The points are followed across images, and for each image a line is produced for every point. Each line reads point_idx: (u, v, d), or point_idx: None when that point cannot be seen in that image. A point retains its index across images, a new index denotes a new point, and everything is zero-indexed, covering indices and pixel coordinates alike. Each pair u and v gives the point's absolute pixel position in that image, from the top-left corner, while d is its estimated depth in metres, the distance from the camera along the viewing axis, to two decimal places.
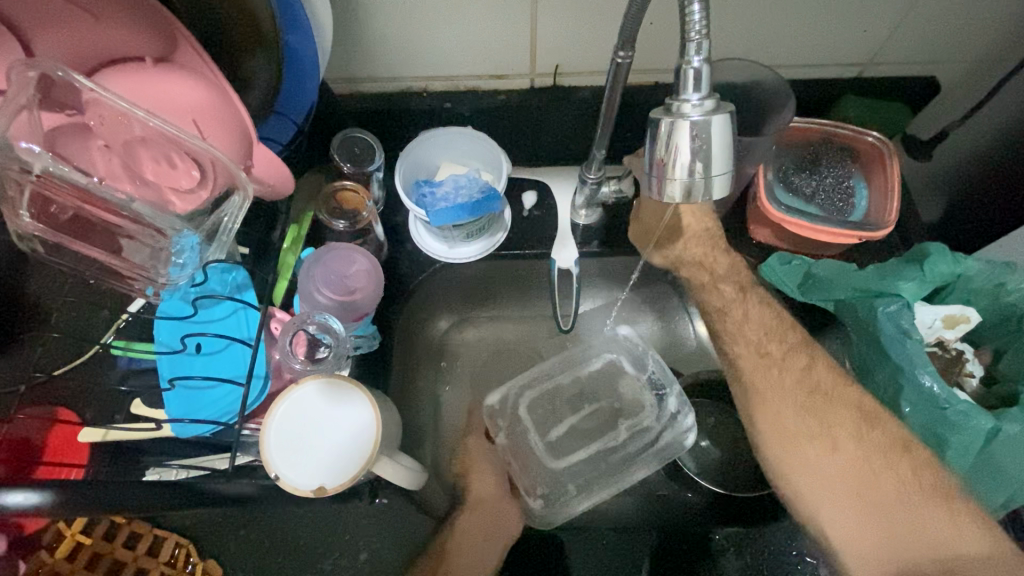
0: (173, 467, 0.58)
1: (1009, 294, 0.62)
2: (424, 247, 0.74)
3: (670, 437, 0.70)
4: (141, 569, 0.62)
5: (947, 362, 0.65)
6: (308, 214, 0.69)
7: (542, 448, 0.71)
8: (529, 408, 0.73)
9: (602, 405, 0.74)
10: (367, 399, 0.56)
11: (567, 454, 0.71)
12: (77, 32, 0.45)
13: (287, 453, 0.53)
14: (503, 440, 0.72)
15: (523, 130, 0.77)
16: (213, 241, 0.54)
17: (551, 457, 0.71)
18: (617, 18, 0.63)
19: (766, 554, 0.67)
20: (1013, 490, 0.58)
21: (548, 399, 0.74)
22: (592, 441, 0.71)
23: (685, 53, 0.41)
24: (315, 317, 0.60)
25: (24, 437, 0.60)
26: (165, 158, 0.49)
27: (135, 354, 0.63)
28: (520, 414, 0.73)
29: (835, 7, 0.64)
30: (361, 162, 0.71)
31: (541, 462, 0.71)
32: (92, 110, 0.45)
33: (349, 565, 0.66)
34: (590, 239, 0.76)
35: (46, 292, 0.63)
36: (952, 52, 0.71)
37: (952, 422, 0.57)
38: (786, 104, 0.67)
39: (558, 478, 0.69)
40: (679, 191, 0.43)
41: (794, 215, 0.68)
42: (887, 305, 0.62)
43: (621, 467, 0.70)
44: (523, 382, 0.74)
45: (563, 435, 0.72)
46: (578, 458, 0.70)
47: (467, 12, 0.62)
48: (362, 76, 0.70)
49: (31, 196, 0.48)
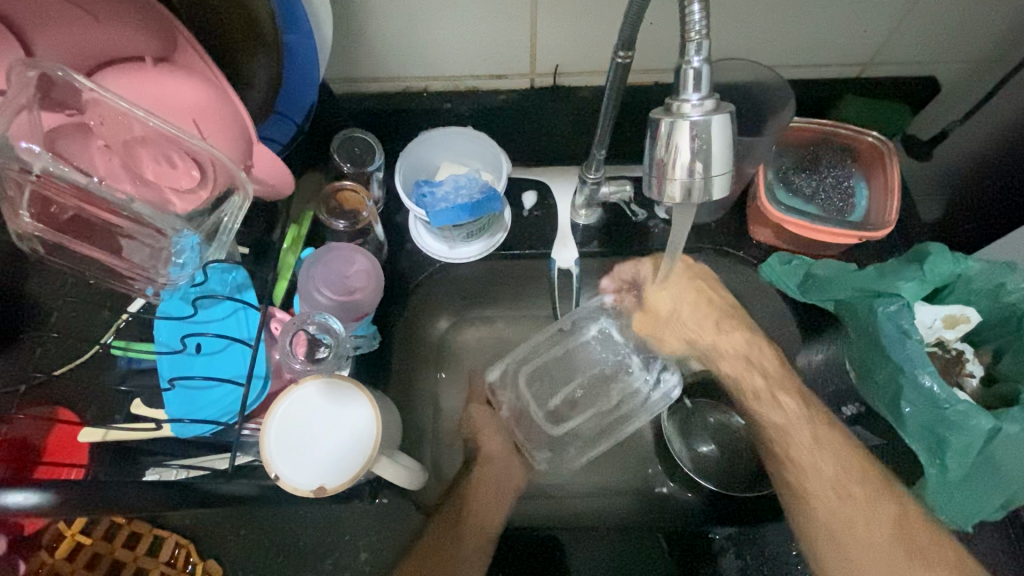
0: (173, 467, 0.58)
1: (1009, 294, 0.62)
2: (424, 247, 0.75)
3: (658, 396, 0.76)
4: (141, 569, 0.62)
5: (947, 361, 0.65)
6: (308, 214, 0.69)
7: (543, 415, 0.76)
8: (528, 378, 0.76)
9: (592, 377, 0.77)
10: (367, 399, 0.56)
11: (566, 419, 0.75)
12: (77, 32, 0.45)
13: (287, 453, 0.53)
14: (507, 411, 0.76)
15: (523, 130, 0.77)
16: (213, 241, 0.54)
17: (551, 424, 0.75)
18: (617, 18, 0.63)
19: (766, 555, 0.66)
20: (1012, 490, 0.58)
21: (545, 371, 0.76)
22: (588, 408, 0.75)
23: (685, 53, 0.41)
24: (315, 317, 0.60)
25: (23, 437, 0.60)
26: (165, 158, 0.49)
27: (136, 354, 0.63)
28: (518, 386, 0.76)
29: (835, 7, 0.64)
30: (361, 163, 0.71)
31: (542, 429, 0.76)
32: (93, 110, 0.46)
33: (349, 565, 0.65)
34: (590, 239, 0.76)
35: (46, 293, 0.63)
36: (952, 52, 0.71)
37: (951, 422, 0.56)
38: (785, 105, 0.67)
39: (561, 443, 0.75)
40: (679, 191, 0.43)
41: (794, 215, 0.68)
42: (887, 305, 0.61)
43: (617, 425, 0.75)
44: (521, 356, 0.76)
45: (562, 403, 0.76)
46: (577, 422, 0.75)
47: (467, 12, 0.62)
48: (362, 77, 0.70)
49: (32, 196, 0.48)
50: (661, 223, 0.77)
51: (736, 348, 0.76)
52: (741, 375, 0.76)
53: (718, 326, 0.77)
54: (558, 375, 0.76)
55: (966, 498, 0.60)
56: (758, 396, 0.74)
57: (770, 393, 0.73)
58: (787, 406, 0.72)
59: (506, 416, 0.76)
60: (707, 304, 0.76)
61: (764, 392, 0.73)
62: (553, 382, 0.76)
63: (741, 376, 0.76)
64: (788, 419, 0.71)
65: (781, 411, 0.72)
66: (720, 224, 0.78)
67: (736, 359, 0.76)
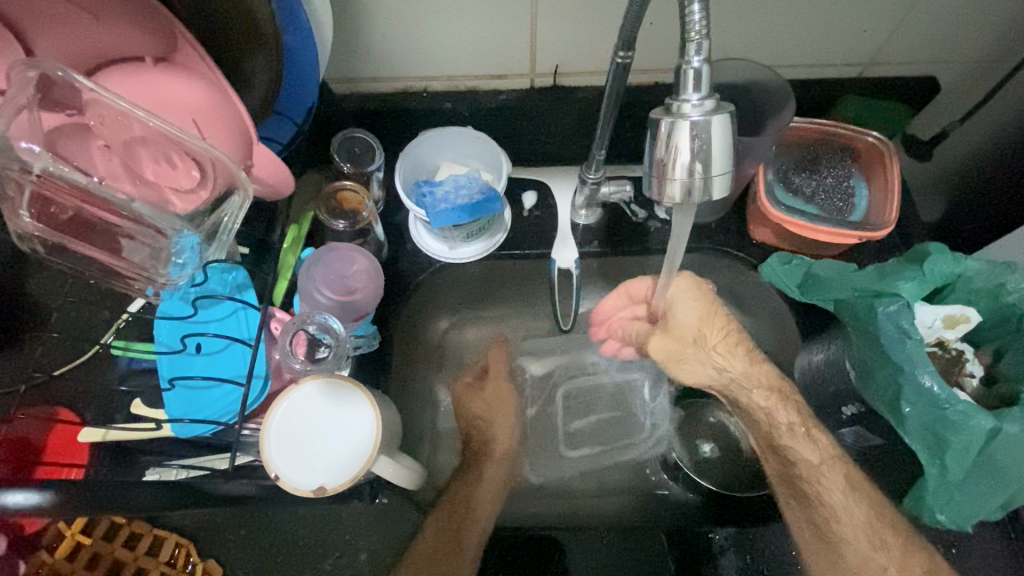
0: (173, 467, 0.58)
1: (1009, 294, 0.62)
2: (424, 248, 0.75)
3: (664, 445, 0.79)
4: (141, 569, 0.62)
5: (947, 362, 0.65)
6: (308, 214, 0.69)
7: (563, 434, 0.81)
8: (565, 396, 0.83)
9: (621, 403, 0.83)
10: (367, 399, 0.56)
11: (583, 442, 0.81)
12: (77, 32, 0.45)
13: (287, 453, 0.54)
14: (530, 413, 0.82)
15: (523, 130, 0.77)
16: (213, 241, 0.54)
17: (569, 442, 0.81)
18: (617, 18, 0.63)
19: (767, 554, 0.67)
20: (1011, 491, 0.58)
21: (580, 393, 0.83)
22: (604, 443, 0.81)
23: (684, 54, 0.41)
24: (315, 317, 0.60)
25: (23, 437, 0.59)
26: (165, 158, 0.49)
27: (135, 354, 0.63)
28: (555, 399, 0.83)
29: (835, 6, 0.64)
30: (361, 163, 0.71)
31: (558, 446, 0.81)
32: (92, 110, 0.46)
33: (349, 565, 0.66)
34: (591, 239, 0.77)
35: (47, 292, 0.64)
36: (953, 52, 0.71)
37: (951, 422, 0.56)
38: (786, 105, 0.67)
39: (563, 464, 0.80)
40: (679, 191, 0.43)
41: (794, 215, 0.69)
42: (888, 305, 0.61)
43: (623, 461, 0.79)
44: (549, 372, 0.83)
45: (583, 426, 0.82)
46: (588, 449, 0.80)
47: (467, 12, 0.62)
48: (362, 77, 0.70)
49: (31, 196, 0.47)
50: (662, 223, 0.77)
51: (770, 380, 0.74)
52: (773, 408, 0.74)
53: (750, 357, 0.76)
54: (586, 401, 0.83)
55: (967, 498, 0.60)
56: (792, 430, 0.71)
57: (806, 428, 0.71)
58: (820, 442, 0.70)
59: (534, 418, 0.82)
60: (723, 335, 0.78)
61: (799, 427, 0.71)
62: (580, 398, 0.83)
63: (773, 408, 0.74)
64: (821, 456, 0.70)
65: (814, 447, 0.70)
66: (721, 224, 0.78)
67: (769, 391, 0.74)
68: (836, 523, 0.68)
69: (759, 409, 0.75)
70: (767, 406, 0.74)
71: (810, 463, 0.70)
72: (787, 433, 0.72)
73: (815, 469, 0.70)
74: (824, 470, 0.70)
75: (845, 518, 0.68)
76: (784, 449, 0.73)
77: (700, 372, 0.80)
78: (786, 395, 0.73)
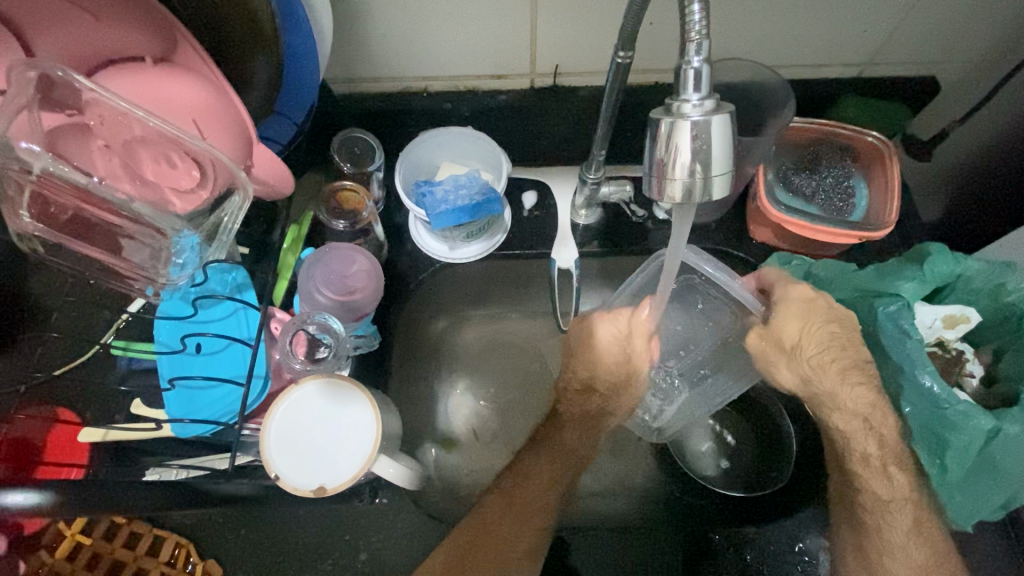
0: (172, 467, 0.57)
1: (1009, 294, 0.62)
2: (424, 248, 0.75)
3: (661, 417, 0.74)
4: (140, 569, 0.62)
5: (947, 362, 0.65)
6: (308, 214, 0.70)
7: (511, 425, 0.80)
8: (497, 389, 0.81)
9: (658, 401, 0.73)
10: (367, 400, 0.56)
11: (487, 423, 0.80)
12: (76, 32, 0.45)
13: (287, 454, 0.54)
14: (485, 424, 0.79)
15: (524, 131, 0.77)
16: (213, 242, 0.55)
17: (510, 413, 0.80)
18: (617, 18, 0.63)
19: (766, 554, 0.66)
20: (1012, 491, 0.57)
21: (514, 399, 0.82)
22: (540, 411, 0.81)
23: (684, 54, 0.41)
24: (315, 317, 0.60)
25: (24, 436, 0.60)
26: (164, 158, 0.49)
27: (135, 354, 0.63)
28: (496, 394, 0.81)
29: (835, 7, 0.64)
30: (361, 163, 0.72)
31: (484, 445, 0.78)
32: (92, 110, 0.46)
33: (349, 565, 0.66)
34: (591, 239, 0.77)
35: (47, 293, 0.63)
36: (951, 52, 0.71)
37: (951, 422, 0.56)
38: (785, 105, 0.68)
39: (497, 438, 0.79)
40: (679, 190, 0.43)
41: (794, 215, 0.69)
42: (887, 304, 0.62)
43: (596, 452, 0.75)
44: (496, 352, 0.83)
45: (493, 413, 0.80)
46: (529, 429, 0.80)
47: (468, 13, 0.62)
48: (363, 77, 0.70)
49: (31, 196, 0.47)
50: (662, 223, 0.77)
51: (859, 405, 0.60)
52: (855, 436, 0.62)
53: (843, 375, 0.61)
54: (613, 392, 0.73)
55: (968, 500, 0.59)
56: (866, 462, 0.61)
57: (883, 464, 0.60)
58: (898, 482, 0.60)
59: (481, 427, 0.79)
60: (840, 350, 0.61)
61: (877, 461, 0.60)
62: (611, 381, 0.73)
63: (852, 435, 0.62)
64: (893, 493, 0.61)
65: (889, 484, 0.61)
66: (721, 225, 0.78)
67: (853, 417, 0.61)
68: (889, 559, 0.62)
69: (852, 415, 0.61)
70: (847, 431, 0.62)
71: (879, 499, 0.61)
72: (860, 463, 0.62)
73: (883, 505, 0.61)
74: (891, 507, 0.61)
75: (900, 555, 0.61)
76: (853, 475, 0.63)
77: (785, 379, 0.65)
78: (892, 428, 0.60)
